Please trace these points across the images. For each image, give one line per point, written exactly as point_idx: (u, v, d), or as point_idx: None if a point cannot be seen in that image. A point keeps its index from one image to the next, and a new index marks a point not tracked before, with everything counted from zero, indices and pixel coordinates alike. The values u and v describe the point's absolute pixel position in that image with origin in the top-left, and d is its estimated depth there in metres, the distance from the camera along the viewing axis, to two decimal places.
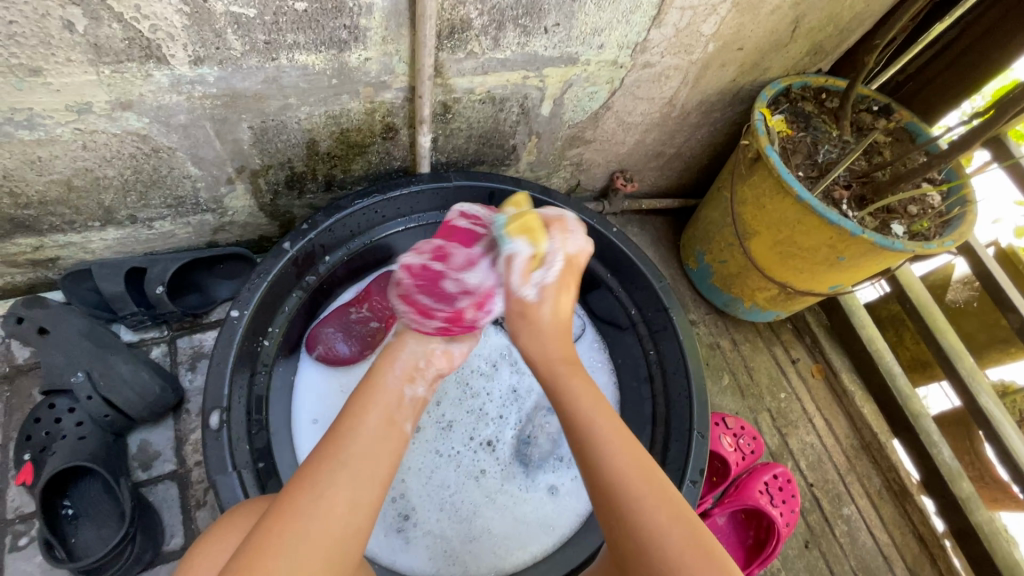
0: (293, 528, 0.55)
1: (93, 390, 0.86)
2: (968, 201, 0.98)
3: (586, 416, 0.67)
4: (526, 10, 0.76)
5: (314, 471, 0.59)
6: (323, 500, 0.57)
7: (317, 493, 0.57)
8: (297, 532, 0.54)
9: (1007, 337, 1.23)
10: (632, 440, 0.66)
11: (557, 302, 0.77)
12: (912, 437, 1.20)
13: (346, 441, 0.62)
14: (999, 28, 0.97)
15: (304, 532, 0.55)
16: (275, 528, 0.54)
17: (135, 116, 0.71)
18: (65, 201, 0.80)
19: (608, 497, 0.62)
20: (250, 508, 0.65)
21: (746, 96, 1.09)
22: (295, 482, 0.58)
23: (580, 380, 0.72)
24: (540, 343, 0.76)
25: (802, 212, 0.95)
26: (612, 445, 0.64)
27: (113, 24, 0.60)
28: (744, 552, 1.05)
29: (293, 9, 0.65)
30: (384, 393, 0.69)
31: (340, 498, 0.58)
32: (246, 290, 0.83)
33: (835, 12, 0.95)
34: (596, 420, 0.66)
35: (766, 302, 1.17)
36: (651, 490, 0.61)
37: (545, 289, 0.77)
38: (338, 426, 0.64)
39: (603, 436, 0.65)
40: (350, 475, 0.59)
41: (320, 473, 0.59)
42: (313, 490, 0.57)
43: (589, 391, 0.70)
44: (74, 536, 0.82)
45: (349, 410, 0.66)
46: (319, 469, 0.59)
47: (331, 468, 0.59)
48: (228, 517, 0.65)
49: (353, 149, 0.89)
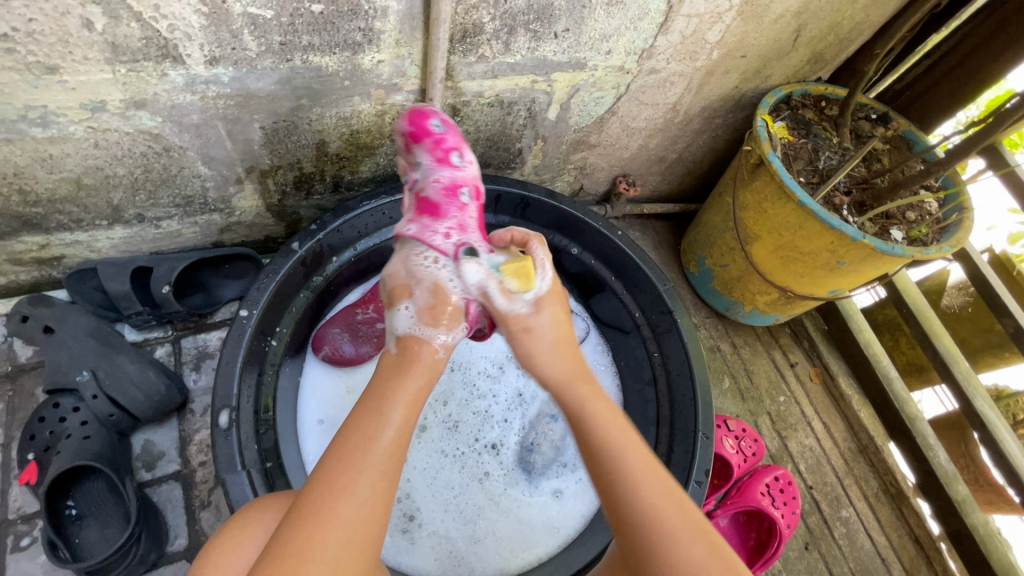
0: (332, 528, 0.54)
1: (99, 389, 0.86)
2: (965, 208, 1.00)
3: (608, 436, 0.63)
4: (537, 15, 0.78)
5: (346, 467, 0.57)
6: (359, 497, 0.56)
7: (353, 493, 0.56)
8: (336, 531, 0.54)
9: (1001, 341, 1.25)
10: (657, 464, 0.63)
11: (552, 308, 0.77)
12: (910, 440, 1.22)
13: (380, 435, 0.60)
14: (995, 39, 0.99)
15: (342, 532, 0.54)
16: (313, 526, 0.53)
17: (148, 115, 0.71)
18: (73, 199, 0.80)
19: (635, 527, 0.58)
20: (265, 503, 0.65)
21: (748, 103, 1.10)
22: (326, 477, 0.57)
23: (600, 398, 0.68)
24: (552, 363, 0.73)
25: (804, 217, 0.96)
26: (635, 469, 0.61)
27: (132, 24, 0.60)
28: (746, 554, 1.06)
29: (310, 11, 0.66)
30: (415, 383, 0.67)
31: (378, 498, 0.57)
32: (255, 290, 0.83)
33: (836, 21, 0.97)
34: (618, 441, 0.63)
35: (766, 305, 1.18)
36: (682, 519, 0.58)
37: (538, 299, 0.77)
38: (368, 417, 0.61)
39: (627, 459, 0.62)
40: (385, 472, 0.59)
41: (354, 471, 0.57)
42: (348, 489, 0.56)
43: (608, 411, 0.66)
44: (77, 537, 0.81)
45: (377, 399, 0.64)
46: (352, 466, 0.57)
47: (365, 465, 0.58)
48: (248, 509, 0.65)
49: (362, 151, 0.89)
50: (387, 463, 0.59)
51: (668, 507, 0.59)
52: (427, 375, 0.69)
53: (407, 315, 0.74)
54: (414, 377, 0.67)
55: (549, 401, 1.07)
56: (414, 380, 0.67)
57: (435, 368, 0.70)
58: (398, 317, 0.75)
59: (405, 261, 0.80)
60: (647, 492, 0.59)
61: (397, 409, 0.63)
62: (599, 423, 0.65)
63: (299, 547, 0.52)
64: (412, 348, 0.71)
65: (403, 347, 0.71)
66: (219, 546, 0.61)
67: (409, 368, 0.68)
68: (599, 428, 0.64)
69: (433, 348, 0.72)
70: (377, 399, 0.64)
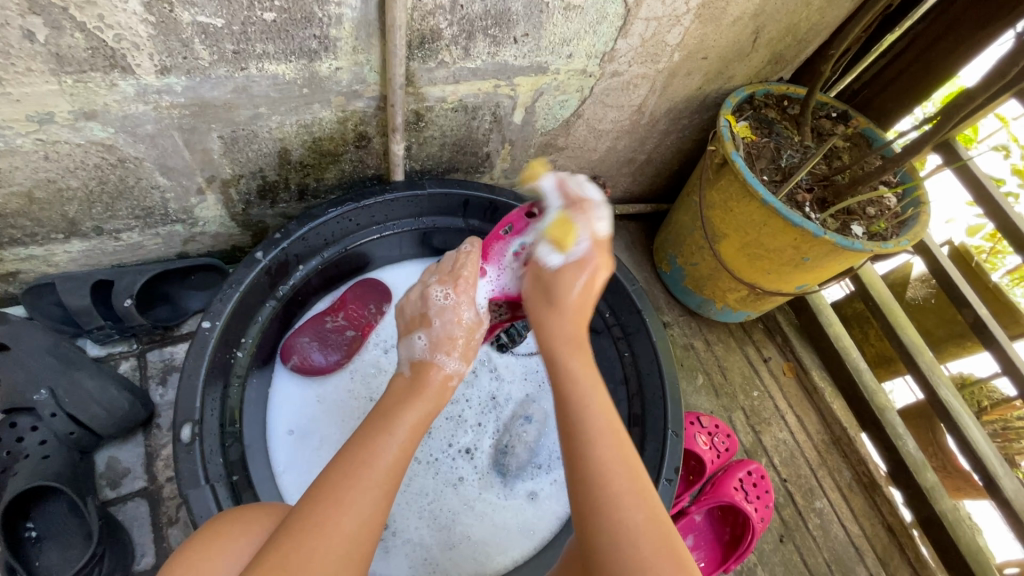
0: (333, 544, 0.52)
1: (58, 407, 0.84)
2: (922, 202, 1.03)
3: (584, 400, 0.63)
4: (495, 21, 0.78)
5: (352, 480, 0.56)
6: (363, 512, 0.55)
7: (356, 508, 0.55)
8: (336, 545, 0.52)
9: (963, 331, 1.28)
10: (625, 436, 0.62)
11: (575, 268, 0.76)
12: (879, 431, 1.24)
13: (384, 453, 0.59)
14: (943, 40, 1.02)
15: (343, 547, 0.53)
16: (313, 538, 0.52)
17: (100, 126, 0.70)
18: (26, 212, 0.78)
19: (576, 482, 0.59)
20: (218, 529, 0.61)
21: (712, 103, 1.12)
22: (330, 490, 0.55)
23: (584, 363, 0.67)
24: (559, 319, 0.72)
25: (768, 216, 0.98)
26: (601, 434, 0.60)
27: (76, 34, 0.59)
28: (721, 549, 1.08)
29: (262, 19, 0.65)
30: (423, 407, 0.67)
31: (376, 517, 0.55)
32: (218, 301, 0.82)
33: (794, 22, 0.99)
34: (590, 404, 0.62)
35: (736, 302, 1.20)
36: (632, 489, 0.58)
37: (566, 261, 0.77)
38: (363, 440, 0.60)
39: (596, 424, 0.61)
40: (386, 491, 0.57)
41: (358, 486, 0.56)
42: (343, 505, 0.54)
43: (590, 376, 0.66)
44: (37, 559, 0.79)
45: (380, 422, 0.63)
46: (353, 483, 0.56)
47: (371, 480, 0.56)
48: (201, 536, 0.61)
49: (326, 158, 0.89)
50: (386, 481, 0.57)
51: (621, 476, 0.58)
52: (435, 402, 0.69)
53: (420, 342, 0.77)
54: (420, 401, 0.67)
55: (523, 403, 1.07)
56: (422, 403, 0.67)
57: (444, 394, 0.72)
58: (411, 345, 0.78)
59: (443, 262, 0.86)
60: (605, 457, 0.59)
61: (401, 428, 0.62)
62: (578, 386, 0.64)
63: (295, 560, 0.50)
64: (425, 373, 0.73)
65: (414, 371, 0.74)
66: (192, 556, 0.58)
67: (419, 393, 0.69)
68: (578, 394, 0.64)
69: (443, 374, 0.74)
70: (382, 420, 0.63)
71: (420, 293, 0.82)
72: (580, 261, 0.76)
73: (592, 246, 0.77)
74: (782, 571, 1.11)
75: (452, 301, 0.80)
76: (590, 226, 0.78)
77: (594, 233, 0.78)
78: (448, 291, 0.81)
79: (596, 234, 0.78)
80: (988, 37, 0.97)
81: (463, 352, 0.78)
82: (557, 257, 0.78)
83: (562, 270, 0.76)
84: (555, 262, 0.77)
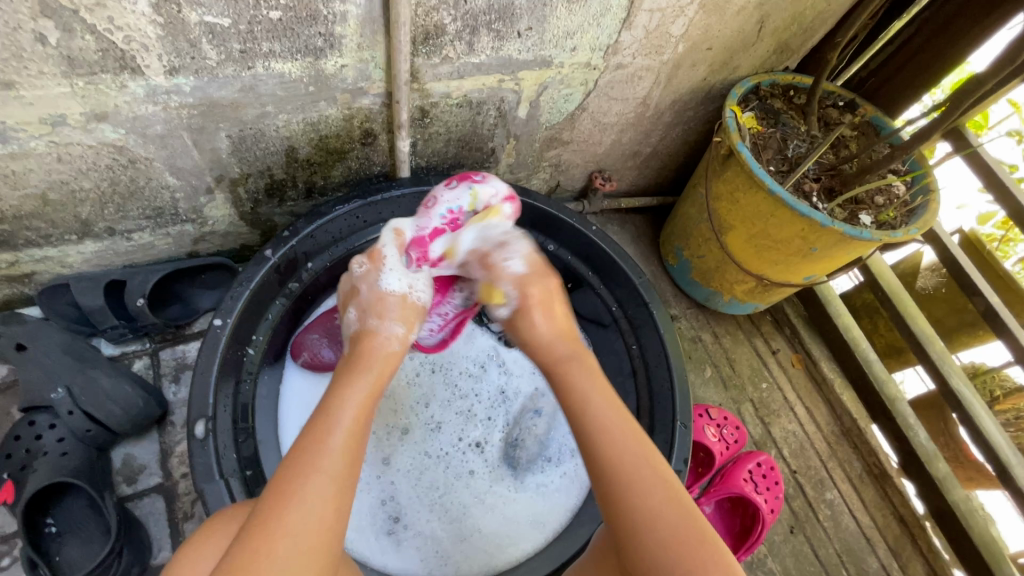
0: (283, 540, 0.52)
1: (75, 404, 0.85)
2: (930, 190, 1.02)
3: (590, 404, 0.67)
4: (499, 15, 0.78)
5: (299, 471, 0.56)
6: (311, 503, 0.55)
7: (304, 498, 0.55)
8: (287, 538, 0.53)
9: (974, 319, 1.26)
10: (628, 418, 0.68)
11: (545, 319, 0.78)
12: (890, 421, 1.23)
13: (331, 437, 0.59)
14: (951, 26, 1.01)
15: (297, 539, 0.53)
16: (265, 539, 0.52)
17: (111, 127, 0.71)
18: (41, 214, 0.79)
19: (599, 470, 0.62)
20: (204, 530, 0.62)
21: (717, 94, 1.11)
22: (282, 484, 0.56)
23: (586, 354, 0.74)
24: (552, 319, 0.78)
25: (773, 205, 0.98)
26: (616, 433, 0.65)
27: (86, 36, 0.60)
28: (732, 540, 1.08)
29: (268, 18, 0.65)
30: (365, 382, 0.67)
31: (330, 502, 0.56)
32: (229, 299, 0.83)
33: (798, 11, 0.99)
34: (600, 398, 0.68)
35: (744, 294, 1.19)
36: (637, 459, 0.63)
37: (515, 313, 0.80)
38: (317, 422, 0.61)
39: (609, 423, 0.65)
40: (338, 475, 0.58)
41: (309, 474, 0.56)
42: (298, 495, 0.55)
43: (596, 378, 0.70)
44: (58, 554, 0.81)
45: (325, 406, 0.63)
46: (306, 469, 0.57)
47: (319, 467, 0.57)
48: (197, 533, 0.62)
49: (333, 155, 0.89)
50: (340, 466, 0.58)
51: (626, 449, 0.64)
52: (377, 372, 0.69)
53: (353, 316, 0.78)
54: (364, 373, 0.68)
55: (532, 397, 1.08)
56: (365, 381, 0.67)
57: (388, 362, 0.72)
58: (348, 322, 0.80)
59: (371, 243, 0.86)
60: (623, 452, 0.63)
61: (346, 411, 0.62)
62: (586, 387, 0.69)
63: (248, 558, 0.51)
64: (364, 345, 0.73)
65: (355, 345, 0.74)
66: (190, 550, 0.60)
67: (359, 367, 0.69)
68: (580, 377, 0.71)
69: (382, 341, 0.74)
70: (326, 406, 0.63)
71: (348, 272, 0.83)
72: (520, 305, 0.80)
73: (521, 288, 0.80)
74: (792, 562, 1.11)
75: (371, 266, 0.80)
76: (503, 275, 0.81)
77: (514, 276, 0.81)
78: (365, 259, 0.80)
79: (515, 276, 0.81)
80: (997, 21, 0.95)
81: (403, 314, 0.78)
82: (502, 309, 0.82)
83: (514, 317, 0.80)
84: (504, 315, 0.82)
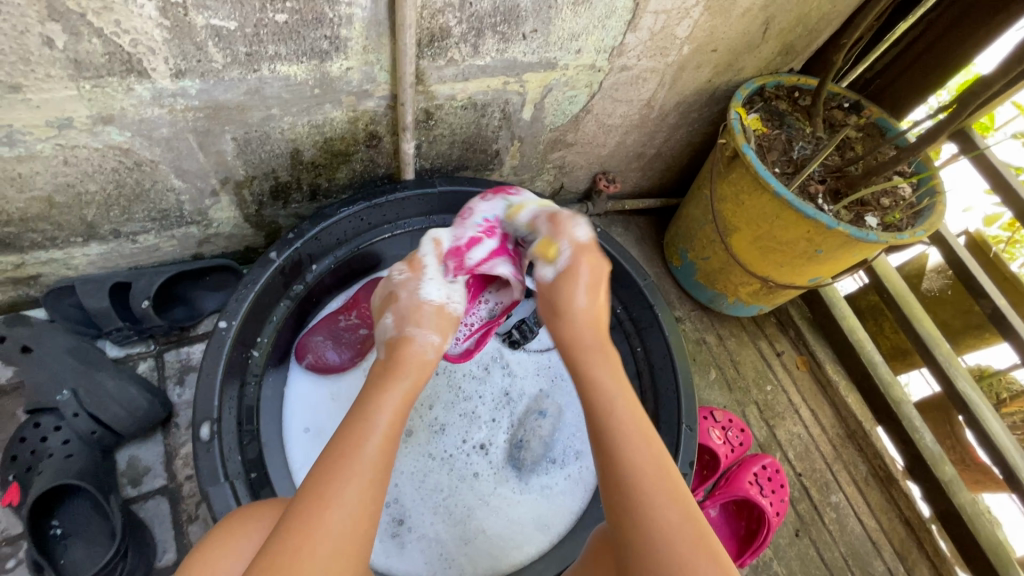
0: (321, 541, 0.53)
1: (79, 406, 0.86)
2: (937, 192, 1.02)
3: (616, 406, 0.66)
4: (504, 17, 0.78)
5: (333, 475, 0.56)
6: (346, 508, 0.55)
7: (342, 502, 0.55)
8: (327, 540, 0.53)
9: (980, 322, 1.26)
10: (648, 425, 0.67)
11: (588, 295, 0.77)
12: (896, 424, 1.23)
13: (367, 441, 0.59)
14: (958, 27, 1.01)
15: (333, 544, 0.53)
16: (304, 539, 0.52)
17: (116, 130, 0.71)
18: (46, 216, 0.79)
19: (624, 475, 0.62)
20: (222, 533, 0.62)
21: (722, 96, 1.11)
22: (318, 486, 0.56)
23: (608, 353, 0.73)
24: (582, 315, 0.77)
25: (779, 207, 0.97)
26: (631, 436, 0.64)
27: (93, 40, 0.60)
28: (737, 543, 1.07)
29: (273, 21, 0.66)
30: (399, 390, 0.66)
31: (364, 508, 0.56)
32: (234, 301, 0.83)
33: (804, 13, 0.98)
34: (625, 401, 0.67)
35: (749, 296, 1.19)
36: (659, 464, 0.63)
37: (562, 275, 0.78)
38: (352, 427, 0.60)
39: (626, 425, 0.65)
40: (373, 479, 0.57)
41: (342, 479, 0.56)
42: (337, 499, 0.55)
43: (618, 377, 0.70)
44: (63, 557, 0.80)
45: (358, 412, 0.63)
46: (343, 473, 0.57)
47: (354, 472, 0.57)
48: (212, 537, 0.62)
49: (338, 158, 0.89)
50: (374, 468, 0.58)
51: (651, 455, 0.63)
52: (413, 378, 0.68)
53: (388, 322, 0.77)
54: (399, 381, 0.67)
55: (536, 399, 1.08)
56: (399, 386, 0.66)
57: (422, 371, 0.71)
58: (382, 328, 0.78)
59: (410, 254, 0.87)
60: (644, 454, 0.63)
61: (382, 416, 0.62)
62: (612, 387, 0.68)
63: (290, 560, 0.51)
64: (397, 353, 0.72)
65: (390, 351, 0.73)
66: (208, 554, 0.60)
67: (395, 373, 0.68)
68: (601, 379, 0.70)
69: (416, 349, 0.73)
70: (361, 411, 0.63)
71: (386, 280, 0.84)
72: (570, 269, 0.78)
73: (575, 252, 0.79)
74: (798, 566, 1.10)
75: (411, 275, 0.80)
76: (568, 234, 0.80)
77: (576, 241, 0.80)
78: (405, 268, 0.81)
79: (576, 239, 0.80)
80: (1004, 22, 0.95)
81: (438, 321, 0.76)
82: (550, 270, 0.80)
83: (557, 282, 0.78)
84: (549, 276, 0.80)
